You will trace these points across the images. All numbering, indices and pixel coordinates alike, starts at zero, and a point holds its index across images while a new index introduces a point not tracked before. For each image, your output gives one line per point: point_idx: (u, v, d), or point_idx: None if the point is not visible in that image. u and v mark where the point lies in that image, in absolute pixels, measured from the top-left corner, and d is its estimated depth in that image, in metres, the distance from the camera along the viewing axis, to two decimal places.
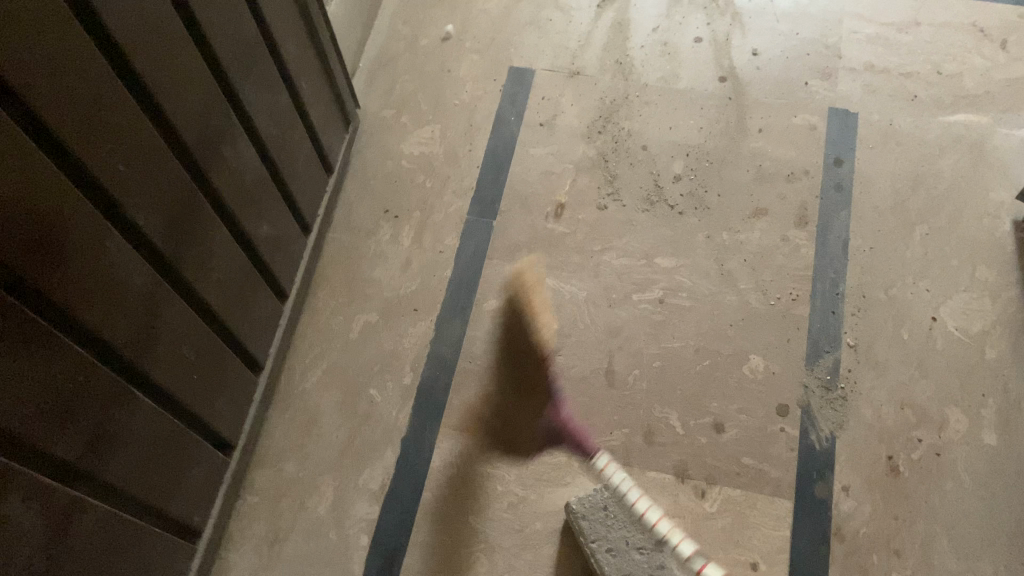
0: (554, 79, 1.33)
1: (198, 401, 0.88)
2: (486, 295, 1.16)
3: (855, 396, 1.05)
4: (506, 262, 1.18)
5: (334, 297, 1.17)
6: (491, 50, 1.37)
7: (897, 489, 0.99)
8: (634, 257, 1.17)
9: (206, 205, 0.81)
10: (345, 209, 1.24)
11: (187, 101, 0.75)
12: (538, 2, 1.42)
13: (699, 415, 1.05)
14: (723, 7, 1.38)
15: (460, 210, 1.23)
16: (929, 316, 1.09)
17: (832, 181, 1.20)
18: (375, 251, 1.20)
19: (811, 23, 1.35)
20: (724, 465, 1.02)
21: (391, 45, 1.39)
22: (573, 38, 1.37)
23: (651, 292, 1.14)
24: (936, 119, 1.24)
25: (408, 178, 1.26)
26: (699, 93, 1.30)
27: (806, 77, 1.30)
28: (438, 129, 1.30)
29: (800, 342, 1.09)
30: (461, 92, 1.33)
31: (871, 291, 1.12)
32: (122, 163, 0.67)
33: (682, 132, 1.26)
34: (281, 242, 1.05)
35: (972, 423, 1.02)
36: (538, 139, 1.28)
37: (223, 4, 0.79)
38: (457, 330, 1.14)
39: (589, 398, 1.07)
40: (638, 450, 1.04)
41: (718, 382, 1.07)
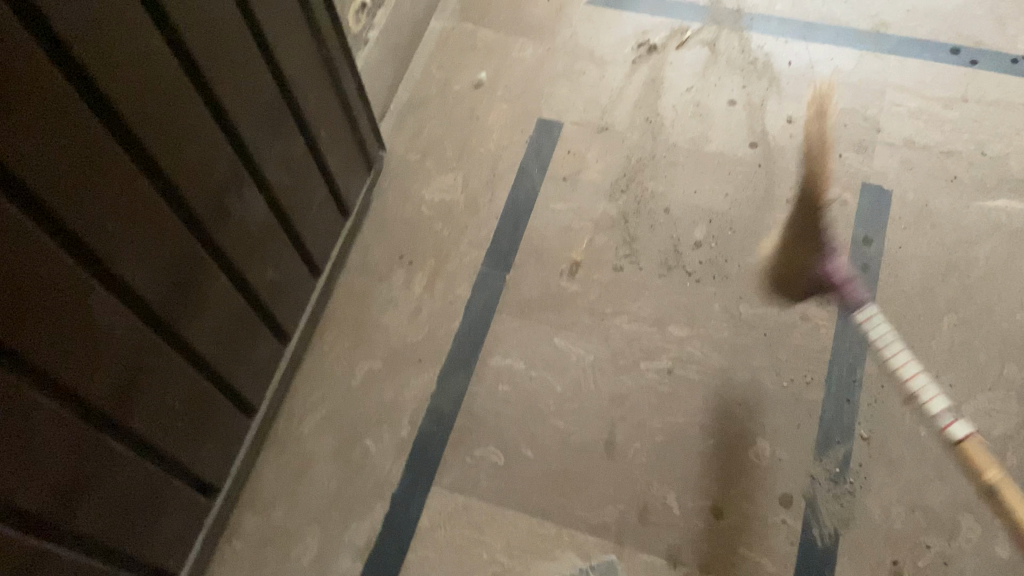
0: (581, 133, 1.32)
1: (183, 445, 0.91)
2: (492, 351, 1.14)
3: (863, 492, 1.00)
4: (516, 318, 1.16)
5: (341, 341, 1.16)
6: (522, 99, 1.36)
7: None
8: (646, 323, 1.14)
9: (198, 259, 0.85)
10: (360, 251, 1.24)
11: (183, 160, 0.79)
12: (574, 53, 1.41)
13: (698, 498, 1.02)
14: (761, 69, 1.35)
15: (475, 260, 1.22)
16: (950, 414, 1.04)
17: (860, 261, 1.16)
18: (385, 297, 1.19)
19: (851, 92, 1.32)
20: (720, 553, 0.98)
21: (423, 88, 1.39)
22: (605, 92, 1.36)
23: (660, 362, 1.11)
24: (975, 203, 1.19)
25: (426, 225, 1.25)
26: (728, 157, 1.27)
27: (841, 149, 1.26)
28: (461, 177, 1.29)
29: (810, 429, 1.05)
30: (488, 140, 1.32)
31: (890, 381, 1.07)
32: (108, 222, 0.71)
33: (707, 197, 1.23)
34: (285, 285, 1.05)
35: (986, 533, 0.97)
36: (560, 193, 1.26)
37: (232, 64, 0.84)
38: (459, 385, 1.12)
39: (586, 468, 1.04)
40: (632, 529, 1.00)
41: (722, 465, 1.03)
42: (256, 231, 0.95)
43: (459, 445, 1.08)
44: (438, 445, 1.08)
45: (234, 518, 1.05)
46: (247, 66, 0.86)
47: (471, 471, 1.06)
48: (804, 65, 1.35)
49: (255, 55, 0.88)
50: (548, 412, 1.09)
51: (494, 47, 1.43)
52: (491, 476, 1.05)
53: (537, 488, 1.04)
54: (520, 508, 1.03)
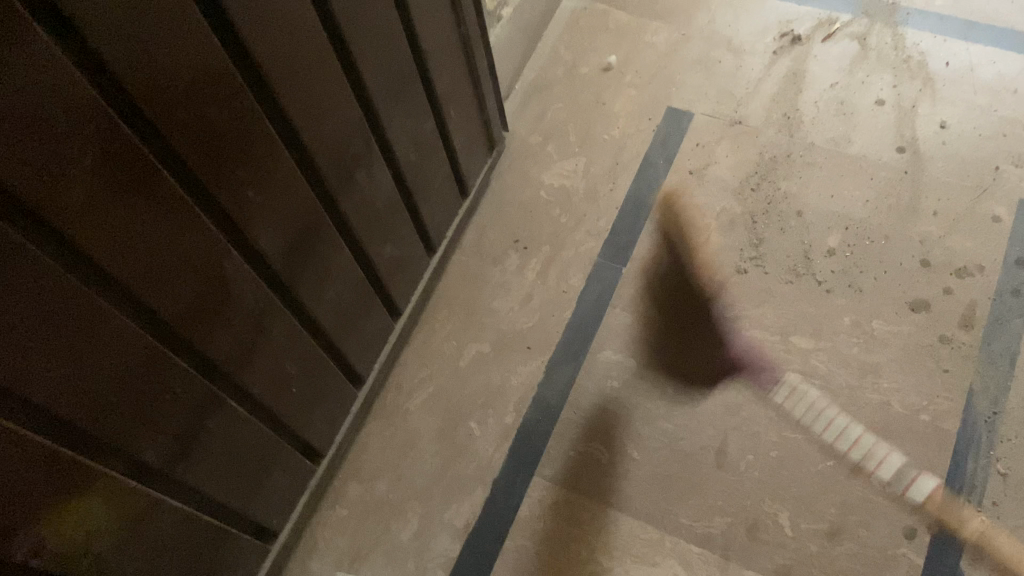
0: (712, 126, 1.26)
1: (295, 413, 0.92)
2: (604, 345, 1.11)
3: (996, 532, 0.93)
4: (630, 313, 1.13)
5: (452, 320, 1.16)
6: (652, 86, 1.31)
7: None
8: (768, 332, 1.09)
9: (327, 233, 0.86)
10: (477, 231, 1.23)
11: (323, 132, 0.80)
12: (711, 40, 1.35)
13: (812, 520, 0.96)
14: (915, 69, 1.26)
15: (592, 250, 1.19)
16: None
17: (1010, 284, 1.07)
18: (498, 281, 1.18)
19: (1014, 99, 1.21)
20: None
21: (551, 69, 1.36)
22: (741, 83, 1.29)
23: (780, 374, 1.06)
24: None
25: (545, 210, 1.23)
26: (872, 162, 1.19)
27: (998, 161, 1.16)
28: (583, 163, 1.26)
29: (942, 460, 0.98)
30: (613, 127, 1.28)
31: None
32: (248, 192, 0.72)
33: (844, 202, 1.16)
34: (402, 261, 1.06)
35: None
36: (685, 187, 1.22)
37: (377, 37, 0.83)
38: (566, 376, 1.10)
39: (692, 475, 1.01)
40: (740, 543, 0.96)
41: (841, 488, 0.98)
42: (381, 206, 0.95)
43: (563, 438, 1.06)
44: (542, 435, 1.06)
45: (337, 486, 1.06)
46: (388, 41, 0.86)
47: (573, 465, 1.04)
48: (962, 67, 1.25)
49: (397, 30, 0.87)
50: (657, 414, 1.05)
51: (626, 31, 1.38)
52: (594, 473, 1.03)
53: (640, 489, 1.01)
54: (622, 509, 1.00)
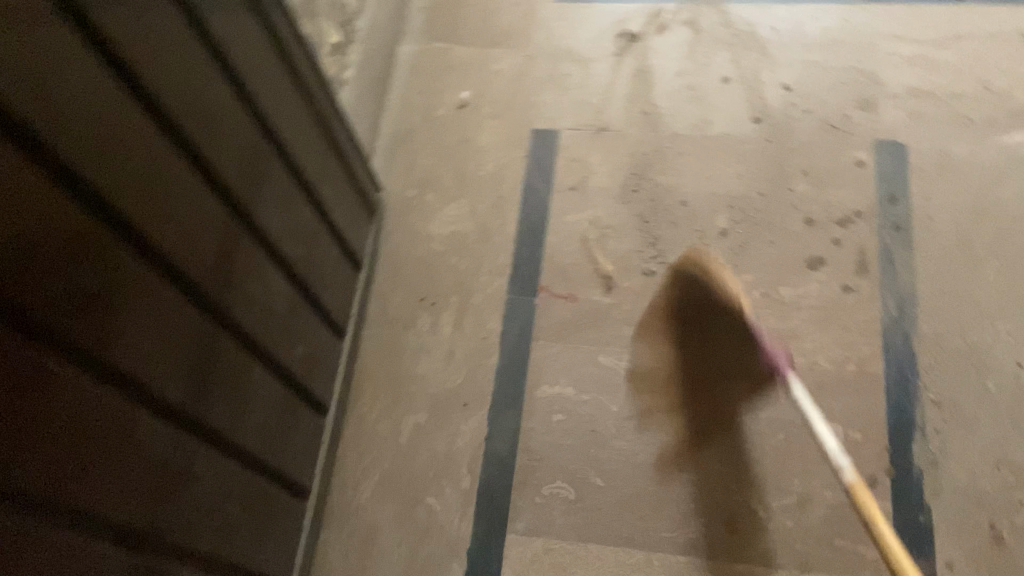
0: (579, 138, 1.27)
1: (247, 550, 0.86)
2: (539, 381, 1.10)
3: (945, 458, 0.98)
4: (555, 342, 1.12)
5: (379, 398, 1.11)
6: (511, 113, 1.31)
7: (1005, 562, 0.92)
8: (690, 324, 1.10)
9: (231, 355, 0.80)
10: (379, 300, 1.18)
11: (203, 255, 0.74)
12: (554, 55, 1.36)
13: (781, 496, 0.99)
14: (749, 40, 1.31)
15: (500, 289, 1.17)
16: (1012, 363, 1.02)
17: (889, 221, 1.13)
18: (415, 344, 1.14)
19: (843, 49, 1.27)
20: (816, 547, 0.96)
21: (407, 118, 1.33)
22: (595, 90, 1.31)
23: (711, 363, 1.08)
24: (991, 143, 1.17)
25: (442, 261, 1.20)
26: (736, 137, 1.23)
27: (846, 109, 1.22)
28: (466, 205, 1.24)
29: (879, 402, 1.02)
30: (485, 162, 1.27)
31: (948, 341, 1.05)
32: (145, 345, 0.66)
33: (722, 181, 1.20)
34: (315, 356, 1.00)
35: None
36: (571, 205, 1.22)
37: (233, 140, 0.78)
38: (510, 422, 1.08)
39: (659, 486, 1.01)
40: (721, 539, 0.98)
41: (797, 457, 1.01)
42: (279, 309, 0.90)
43: (526, 486, 1.04)
44: (503, 490, 1.04)
45: None
46: (244, 139, 0.80)
47: (544, 511, 1.02)
48: (790, 29, 1.31)
49: (248, 124, 0.81)
50: (610, 435, 1.05)
51: (470, 63, 1.37)
52: (566, 512, 1.01)
53: (614, 515, 1.01)
54: (602, 541, 0.99)
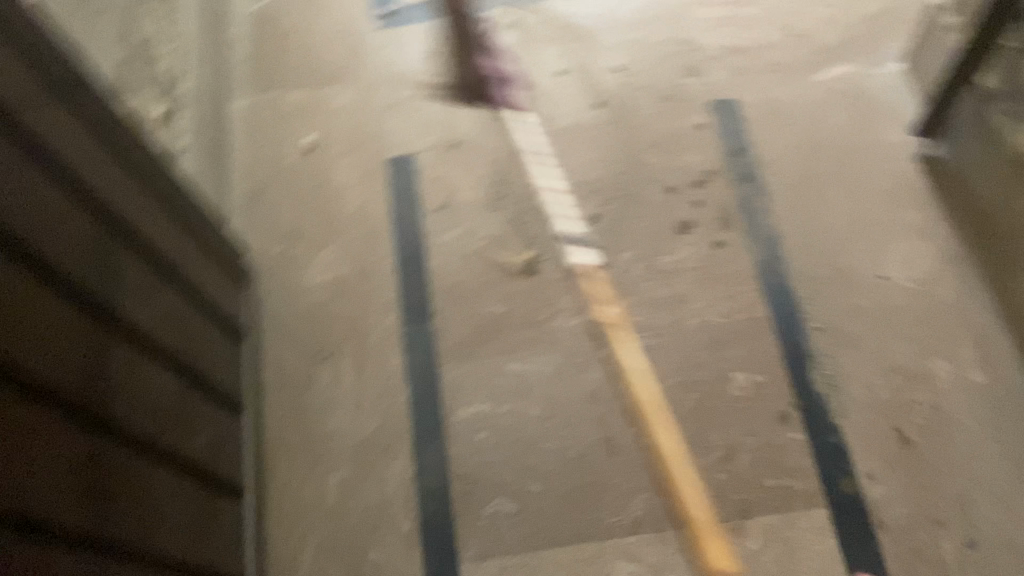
0: (435, 157, 1.27)
1: None
2: (454, 405, 1.09)
3: (842, 378, 1.04)
4: (460, 363, 1.11)
5: (296, 465, 1.07)
6: (361, 147, 1.29)
7: (917, 460, 0.99)
8: (584, 313, 1.13)
9: (131, 463, 0.75)
10: (271, 365, 1.14)
11: (76, 366, 0.69)
12: (390, 81, 1.35)
13: (708, 453, 1.02)
14: (572, 31, 1.35)
15: (392, 324, 1.15)
16: (878, 277, 1.10)
17: (740, 173, 1.19)
18: (320, 401, 1.11)
19: (660, 23, 1.34)
20: (751, 493, 1.00)
21: (255, 175, 1.29)
22: (438, 108, 1.31)
23: (613, 345, 1.10)
24: (809, 82, 1.25)
25: (327, 310, 1.17)
26: (583, 125, 1.26)
27: (676, 78, 1.28)
28: (338, 248, 1.21)
29: (772, 342, 1.08)
30: (346, 201, 1.25)
31: (819, 271, 1.11)
32: (36, 478, 0.61)
33: (581, 170, 1.23)
34: (218, 440, 0.96)
35: (957, 368, 1.03)
36: (442, 224, 1.21)
37: (77, 239, 0.73)
38: (436, 453, 1.06)
39: (594, 476, 1.03)
40: (663, 510, 1.00)
41: (713, 413, 1.04)
42: (169, 401, 0.85)
43: (466, 512, 1.02)
44: (445, 522, 1.02)
45: None
46: (90, 237, 0.75)
47: (490, 532, 1.01)
48: (607, 14, 1.36)
49: (88, 218, 0.76)
50: (535, 439, 1.05)
51: (307, 106, 1.34)
52: (511, 526, 1.01)
53: (559, 516, 1.01)
54: (553, 544, 1.00)
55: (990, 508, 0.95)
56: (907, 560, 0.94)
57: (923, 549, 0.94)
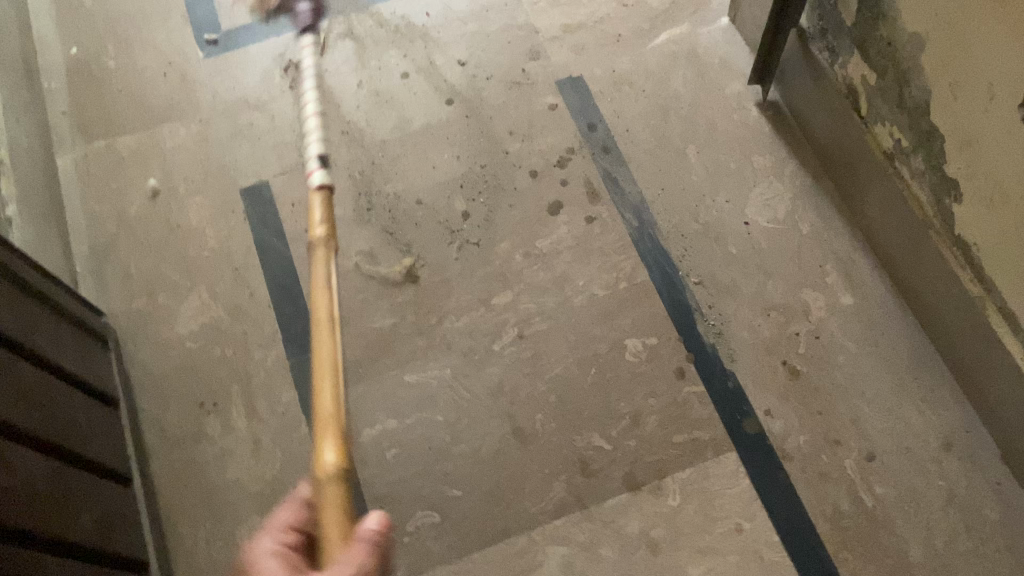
0: (291, 180, 1.22)
1: None
2: (357, 428, 1.05)
3: (727, 325, 1.08)
4: (356, 384, 1.08)
5: (201, 524, 1.01)
6: (211, 182, 1.23)
7: (806, 387, 1.03)
8: (473, 309, 1.11)
9: (12, 560, 0.68)
10: (155, 426, 1.07)
11: None
12: (230, 110, 1.29)
13: (616, 422, 1.04)
14: (409, 32, 1.33)
15: (278, 359, 1.10)
16: (742, 223, 1.14)
17: (598, 146, 1.21)
18: (215, 453, 1.05)
19: (494, 12, 1.34)
20: (663, 452, 1.02)
21: (100, 230, 1.20)
22: (286, 129, 1.26)
23: (507, 336, 1.10)
24: (647, 48, 1.29)
25: (205, 357, 1.10)
26: (437, 123, 1.25)
27: (520, 63, 1.29)
28: (205, 291, 1.15)
29: (657, 304, 1.10)
30: (206, 241, 1.19)
31: (688, 227, 1.15)
32: None
33: (443, 168, 1.21)
34: (107, 517, 0.89)
35: (827, 295, 1.08)
36: (312, 247, 1.17)
37: None
38: (348, 481, 1.02)
39: (511, 469, 1.02)
40: (583, 487, 1.00)
41: (615, 383, 1.06)
42: (43, 486, 0.78)
43: (389, 534, 0.99)
44: None
45: None
46: None
47: (417, 548, 0.98)
48: (441, 10, 1.35)
49: None
50: (446, 445, 1.03)
51: (145, 149, 1.26)
52: (437, 537, 0.99)
53: (483, 516, 1.00)
54: (482, 545, 0.98)
55: (879, 418, 1.00)
56: (815, 483, 0.98)
57: (827, 470, 0.99)
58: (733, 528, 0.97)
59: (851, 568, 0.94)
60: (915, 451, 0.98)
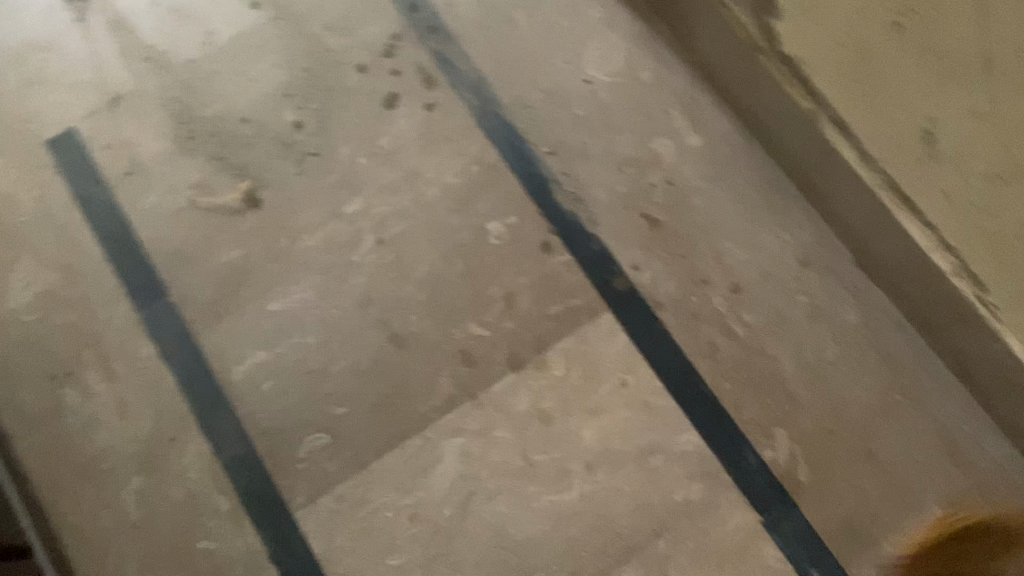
0: (101, 121, 1.11)
1: None
2: (227, 368, 1.01)
3: (584, 190, 1.07)
4: (216, 324, 1.03)
5: (82, 497, 0.97)
6: (10, 140, 1.11)
7: (668, 235, 1.04)
8: (324, 223, 1.06)
9: None
10: (9, 409, 1.00)
11: None
12: (13, 54, 1.15)
13: (490, 307, 1.02)
14: None
15: (127, 315, 1.03)
16: (583, 82, 1.10)
17: (423, 26, 1.13)
18: (80, 423, 0.99)
19: None
20: (541, 326, 1.01)
21: None
22: (83, 67, 1.14)
23: (364, 243, 1.05)
24: None
25: (48, 328, 1.02)
26: (247, 32, 1.15)
27: None
28: (32, 258, 1.06)
29: (512, 181, 1.07)
30: (19, 205, 1.08)
31: (530, 96, 1.10)
32: None
33: (264, 79, 1.12)
34: None
35: (676, 140, 1.07)
36: (139, 190, 1.08)
37: None
38: (227, 421, 0.99)
39: (393, 375, 1.00)
40: (468, 376, 1.00)
41: (482, 268, 1.04)
42: None
43: (282, 465, 0.97)
44: (263, 482, 0.97)
45: None
46: None
47: (313, 473, 0.97)
48: None
49: None
50: (321, 366, 1.00)
51: None
52: (330, 456, 0.97)
53: (373, 425, 0.98)
54: (377, 454, 0.97)
55: (739, 251, 1.02)
56: (688, 325, 1.01)
57: (698, 310, 1.01)
58: (618, 383, 0.99)
59: (733, 398, 0.98)
60: (778, 275, 1.01)
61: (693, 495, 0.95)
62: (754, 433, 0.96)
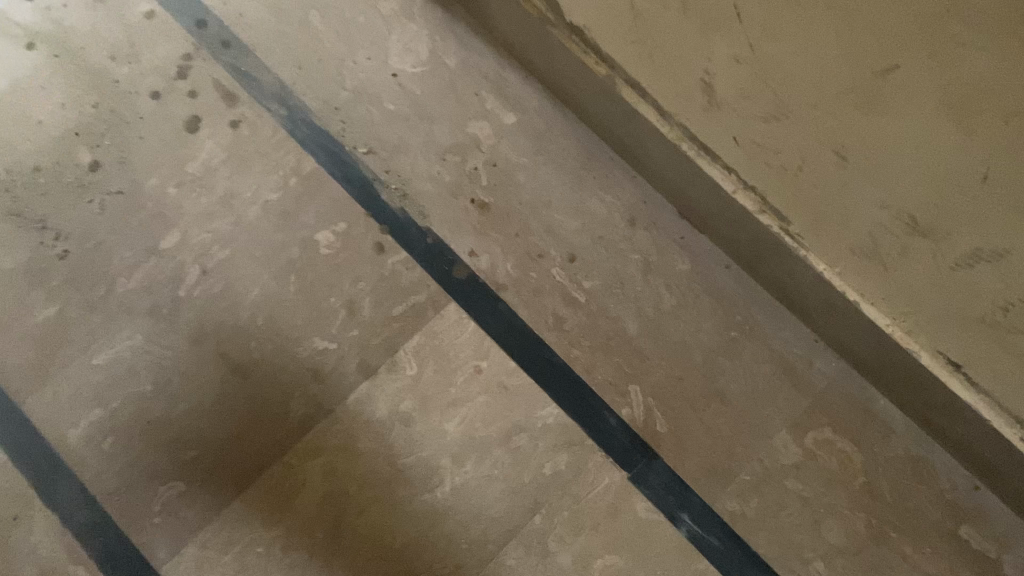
0: None
1: None
2: (61, 434, 0.96)
3: (408, 183, 1.05)
4: (42, 391, 0.98)
5: None
6: None
7: (499, 216, 1.04)
8: (142, 263, 1.01)
9: None
10: None
11: None
12: None
13: (332, 319, 1.00)
14: None
15: None
16: (390, 76, 1.08)
17: (215, 43, 1.09)
18: None
19: None
20: (387, 329, 1.00)
21: None
22: None
23: (190, 277, 1.01)
24: None
25: None
26: (24, 75, 1.07)
27: None
28: None
29: (333, 187, 1.04)
30: None
31: (338, 98, 1.08)
32: None
33: (51, 122, 1.05)
34: None
35: (492, 120, 1.06)
36: None
37: None
38: (70, 488, 0.95)
39: (242, 407, 0.97)
40: (320, 393, 0.98)
41: (317, 281, 1.01)
42: None
43: (136, 522, 0.94)
44: (117, 542, 0.93)
45: None
46: None
47: (170, 523, 0.94)
48: None
49: None
50: (162, 412, 0.97)
51: None
52: (187, 501, 0.94)
53: (229, 461, 0.96)
54: (236, 489, 0.95)
55: (569, 220, 1.03)
56: (531, 301, 1.02)
57: (538, 285, 1.02)
58: (473, 370, 0.99)
59: (585, 363, 1.00)
60: (608, 237, 1.03)
61: (561, 465, 0.96)
62: (610, 394, 0.99)
